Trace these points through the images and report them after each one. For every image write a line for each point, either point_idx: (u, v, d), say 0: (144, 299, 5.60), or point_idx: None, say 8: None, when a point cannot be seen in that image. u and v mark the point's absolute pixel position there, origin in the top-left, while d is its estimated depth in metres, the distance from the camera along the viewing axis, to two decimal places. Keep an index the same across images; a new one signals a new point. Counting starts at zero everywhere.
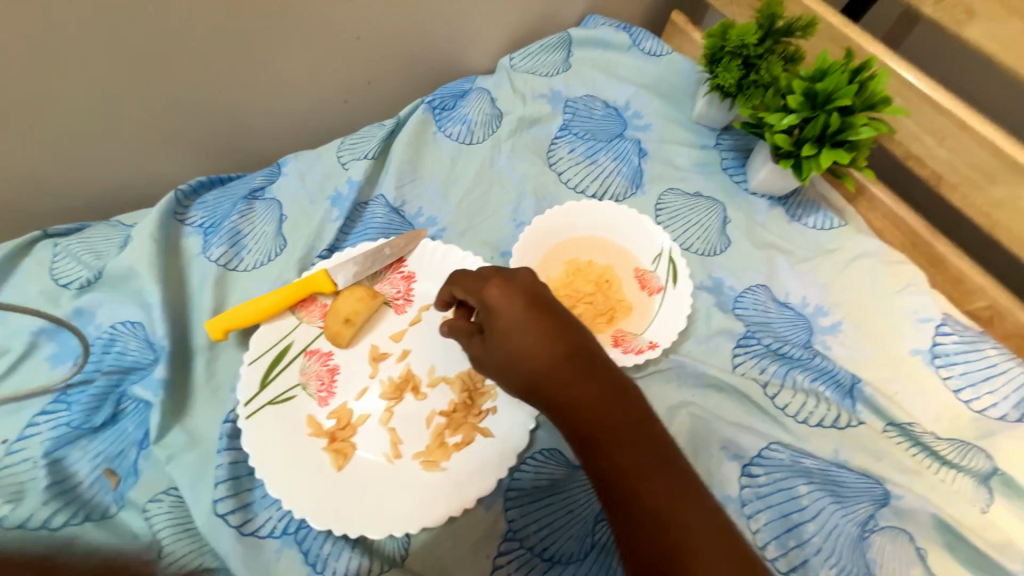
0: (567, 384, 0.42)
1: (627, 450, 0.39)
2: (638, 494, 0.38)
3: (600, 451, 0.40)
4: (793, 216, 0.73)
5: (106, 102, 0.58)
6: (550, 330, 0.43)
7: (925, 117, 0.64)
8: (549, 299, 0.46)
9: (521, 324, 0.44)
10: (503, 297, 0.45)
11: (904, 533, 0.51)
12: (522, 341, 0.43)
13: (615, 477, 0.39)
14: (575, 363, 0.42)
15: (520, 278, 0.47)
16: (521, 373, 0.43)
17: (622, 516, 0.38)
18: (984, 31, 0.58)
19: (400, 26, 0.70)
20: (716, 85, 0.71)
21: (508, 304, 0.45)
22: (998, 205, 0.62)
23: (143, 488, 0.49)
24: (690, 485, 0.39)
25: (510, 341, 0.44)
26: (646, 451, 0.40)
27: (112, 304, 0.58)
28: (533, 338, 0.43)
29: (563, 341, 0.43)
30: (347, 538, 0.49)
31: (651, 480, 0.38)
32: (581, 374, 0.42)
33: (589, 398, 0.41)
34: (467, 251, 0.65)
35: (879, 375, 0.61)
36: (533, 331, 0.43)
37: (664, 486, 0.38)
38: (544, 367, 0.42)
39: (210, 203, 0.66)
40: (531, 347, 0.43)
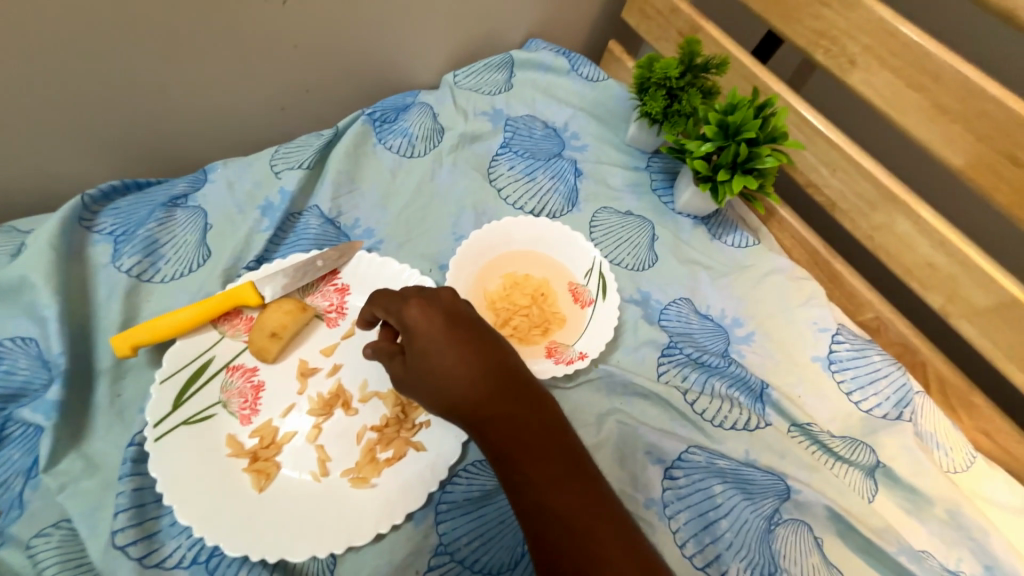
0: (485, 402, 0.43)
1: (540, 465, 0.41)
2: (550, 506, 0.40)
3: (516, 467, 0.41)
4: (712, 235, 0.79)
5: (1, 95, 0.53)
6: (469, 349, 0.44)
7: (820, 150, 0.73)
8: (468, 318, 0.47)
9: (439, 344, 0.44)
10: (422, 317, 0.46)
11: (803, 524, 0.56)
12: (441, 361, 0.44)
13: (529, 492, 0.40)
14: (492, 382, 0.43)
15: (440, 298, 0.48)
16: (439, 393, 0.44)
17: (535, 528, 0.40)
18: (862, 79, 0.67)
19: (339, 37, 0.70)
20: (644, 112, 0.77)
21: (427, 324, 0.45)
22: (879, 229, 0.71)
23: (28, 522, 0.44)
24: (600, 493, 0.41)
25: (429, 361, 0.44)
26: (559, 465, 0.41)
27: (0, 318, 0.52)
28: (451, 358, 0.44)
29: (481, 360, 0.44)
30: (266, 563, 0.46)
31: (563, 492, 0.40)
32: (498, 392, 0.43)
33: (506, 415, 0.43)
34: (404, 263, 0.65)
35: (785, 380, 0.68)
36: (451, 351, 0.44)
37: (575, 497, 0.40)
38: (462, 387, 0.43)
39: (124, 209, 0.62)
40: (449, 367, 0.43)
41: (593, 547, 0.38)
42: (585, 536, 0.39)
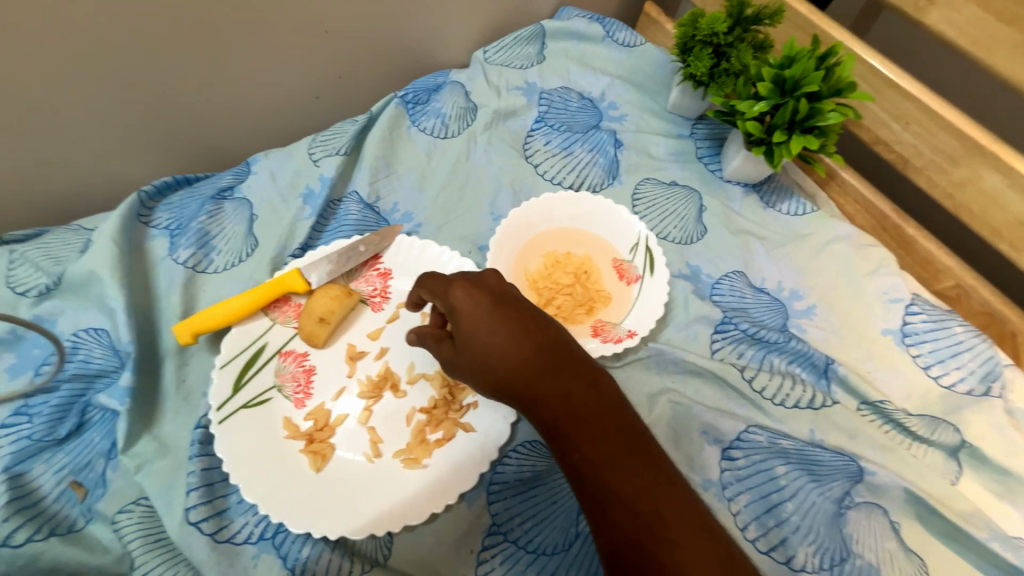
0: (536, 380, 0.42)
1: (598, 444, 0.40)
2: (611, 487, 0.38)
3: (572, 447, 0.40)
4: (766, 203, 0.74)
5: (59, 100, 0.56)
6: (516, 327, 0.43)
7: (890, 102, 0.66)
8: (513, 296, 0.46)
9: (486, 323, 0.43)
10: (467, 298, 0.45)
11: (878, 508, 0.53)
12: (488, 341, 0.43)
13: (587, 472, 0.39)
14: (542, 359, 0.42)
15: (484, 279, 0.47)
16: (488, 372, 0.43)
17: (595, 507, 0.38)
18: (944, 17, 0.59)
19: (370, 19, 0.69)
20: (688, 74, 0.72)
21: (471, 305, 0.44)
22: (961, 186, 0.64)
23: (112, 499, 0.48)
24: (663, 472, 0.39)
25: (476, 342, 0.43)
26: (618, 442, 0.40)
27: (75, 311, 0.56)
28: (498, 337, 0.43)
29: (530, 337, 0.43)
30: (327, 540, 0.48)
31: (622, 471, 0.39)
32: (549, 370, 0.42)
33: (559, 394, 0.41)
34: (444, 247, 0.64)
35: (854, 355, 0.63)
36: (498, 330, 0.43)
37: (637, 475, 0.39)
38: (511, 366, 0.42)
39: (176, 203, 0.64)
40: (497, 346, 0.43)
41: (659, 524, 0.37)
42: (650, 514, 0.37)
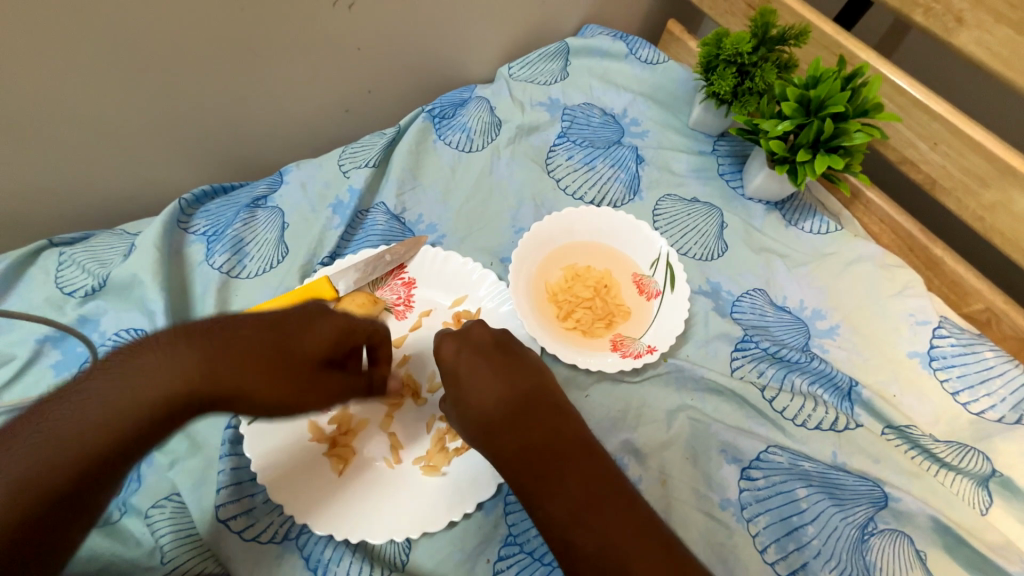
0: (497, 431, 0.44)
1: (559, 494, 0.40)
2: (572, 542, 0.38)
3: (534, 501, 0.41)
4: (789, 221, 0.74)
5: (111, 111, 0.59)
6: (487, 379, 0.47)
7: (918, 122, 0.65)
8: (491, 349, 0.50)
9: (462, 374, 0.48)
10: (450, 350, 0.50)
11: (903, 536, 0.51)
12: (464, 389, 0.47)
13: (550, 528, 0.39)
14: (508, 409, 0.45)
15: (469, 332, 0.52)
16: (465, 420, 0.47)
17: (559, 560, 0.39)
18: (973, 38, 0.59)
19: (400, 37, 0.71)
20: (711, 93, 0.72)
21: (447, 359, 0.50)
22: (992, 208, 0.63)
23: (147, 494, 0.49)
24: (631, 520, 0.38)
25: (452, 393, 0.49)
26: (578, 491, 0.40)
27: (117, 312, 0.59)
28: (466, 389, 0.47)
29: (493, 389, 0.46)
30: (348, 543, 0.49)
31: (583, 526, 0.38)
32: (509, 421, 0.44)
33: (517, 445, 0.43)
34: (467, 258, 0.66)
35: (878, 378, 0.62)
36: (467, 381, 0.48)
37: (602, 530, 0.38)
38: (481, 415, 0.46)
39: (214, 211, 0.67)
40: (470, 396, 0.47)
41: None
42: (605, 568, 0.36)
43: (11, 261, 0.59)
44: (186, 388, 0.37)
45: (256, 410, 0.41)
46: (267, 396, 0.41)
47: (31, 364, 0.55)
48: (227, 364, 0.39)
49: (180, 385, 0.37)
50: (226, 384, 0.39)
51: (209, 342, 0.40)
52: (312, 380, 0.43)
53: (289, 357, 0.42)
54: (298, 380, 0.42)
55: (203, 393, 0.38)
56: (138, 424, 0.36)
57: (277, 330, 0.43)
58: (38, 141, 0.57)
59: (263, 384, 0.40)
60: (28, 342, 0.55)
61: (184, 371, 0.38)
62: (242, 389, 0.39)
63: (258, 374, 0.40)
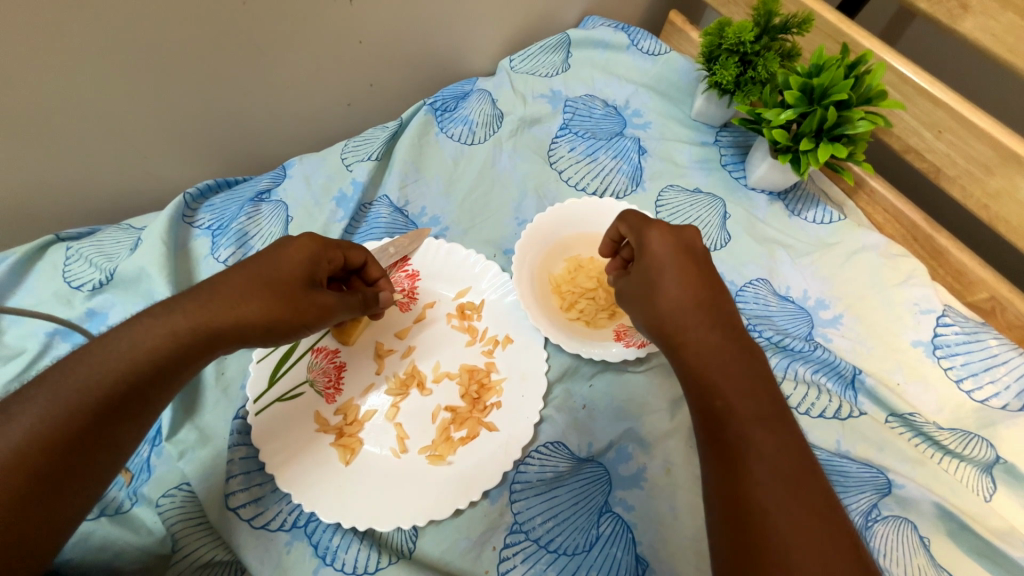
0: (692, 327, 0.47)
1: (743, 400, 0.42)
2: (746, 437, 0.41)
3: (715, 390, 0.43)
4: (792, 211, 0.74)
5: (114, 106, 0.59)
6: (693, 278, 0.49)
7: (922, 110, 0.65)
8: (694, 256, 0.51)
9: (664, 274, 0.50)
10: (663, 242, 0.51)
11: (907, 522, 0.52)
12: (661, 284, 0.49)
13: (727, 417, 0.42)
14: (708, 312, 0.47)
15: (684, 233, 0.52)
16: (656, 305, 0.49)
17: (718, 446, 0.41)
18: (979, 25, 0.58)
19: (402, 30, 0.71)
20: (714, 82, 0.72)
21: (663, 247, 0.51)
22: (996, 196, 0.63)
23: (156, 484, 0.50)
24: (802, 450, 0.40)
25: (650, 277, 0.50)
26: (766, 406, 0.42)
27: (124, 305, 0.59)
28: (671, 280, 0.49)
29: (698, 292, 0.49)
30: (356, 531, 0.50)
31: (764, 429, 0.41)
32: (705, 321, 0.47)
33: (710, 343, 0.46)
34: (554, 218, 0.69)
35: (882, 367, 0.62)
36: (673, 274, 0.49)
37: (777, 444, 0.40)
38: (679, 308, 0.48)
39: (218, 205, 0.68)
40: (662, 297, 0.49)
41: (771, 507, 0.37)
42: (768, 483, 0.38)
43: (19, 256, 0.60)
44: (188, 319, 0.42)
45: (260, 333, 0.45)
46: (269, 318, 0.45)
47: (39, 356, 0.55)
48: (224, 295, 0.44)
49: (182, 317, 0.42)
50: (227, 309, 0.43)
51: (213, 282, 0.45)
52: (304, 301, 0.47)
53: (278, 278, 0.46)
54: (295, 305, 0.46)
55: (205, 323, 0.43)
56: (149, 350, 0.41)
57: (262, 257, 0.47)
58: (43, 136, 0.57)
59: (261, 306, 0.45)
60: (37, 335, 0.56)
61: (185, 307, 0.43)
62: (243, 312, 0.44)
63: (253, 295, 0.44)
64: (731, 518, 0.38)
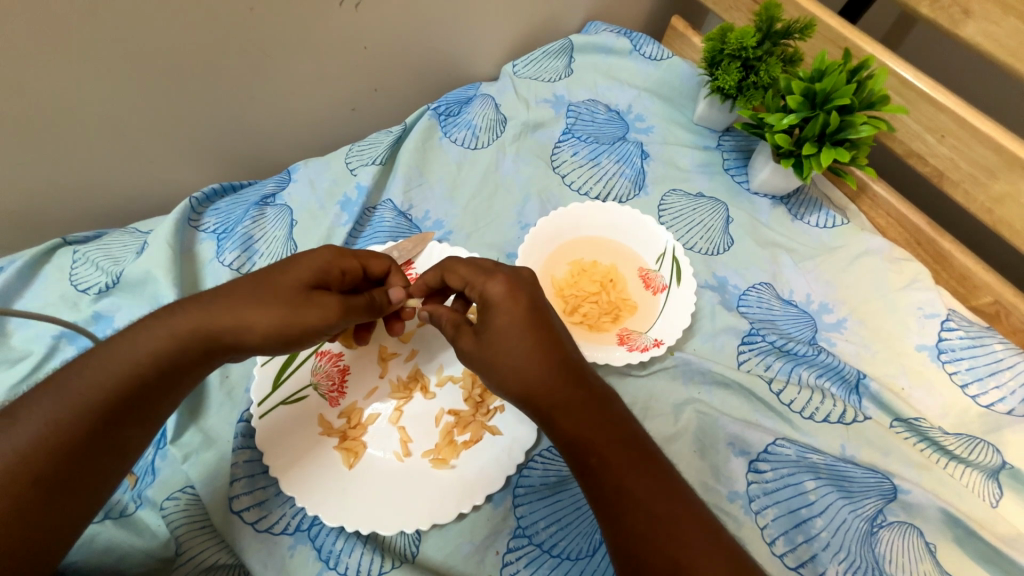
0: (553, 389, 0.42)
1: (616, 454, 0.40)
2: (626, 490, 0.39)
3: (587, 452, 0.41)
4: (795, 215, 0.74)
5: (121, 111, 0.60)
6: (544, 332, 0.44)
7: (925, 115, 0.65)
8: (541, 301, 0.46)
9: (514, 334, 0.44)
10: (509, 296, 0.45)
11: (913, 528, 0.51)
12: (513, 350, 0.43)
13: (605, 477, 0.39)
14: (561, 369, 0.43)
15: (522, 275, 0.47)
16: (516, 375, 0.43)
17: (607, 514, 0.39)
18: (980, 30, 0.59)
19: (405, 36, 0.72)
20: (716, 87, 0.72)
21: (509, 303, 0.45)
22: (1000, 200, 0.63)
23: (160, 487, 0.50)
24: (672, 480, 0.40)
25: (505, 341, 0.44)
26: (636, 449, 0.41)
27: (130, 308, 0.59)
28: (522, 342, 0.43)
29: (550, 347, 0.43)
30: (359, 535, 0.50)
31: (637, 476, 0.39)
32: (563, 379, 0.42)
33: (573, 402, 0.42)
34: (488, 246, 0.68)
35: (886, 371, 0.62)
36: (524, 334, 0.43)
37: (653, 485, 0.39)
38: (536, 374, 0.43)
39: (223, 209, 0.68)
40: (521, 359, 0.43)
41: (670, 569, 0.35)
42: (656, 538, 0.37)
43: (26, 259, 0.60)
44: (189, 323, 0.42)
45: (261, 337, 0.44)
46: (267, 322, 0.44)
47: (46, 359, 0.55)
48: (226, 299, 0.44)
49: (182, 322, 0.42)
50: (228, 313, 0.43)
51: (216, 288, 0.45)
52: (304, 305, 0.46)
53: (278, 282, 0.45)
54: (297, 308, 0.45)
55: (207, 327, 0.43)
56: (151, 354, 0.41)
57: (271, 267, 0.47)
58: (52, 140, 0.58)
59: (263, 310, 0.44)
60: (44, 339, 0.56)
61: (187, 309, 0.43)
62: (244, 315, 0.43)
63: (252, 298, 0.44)
64: None
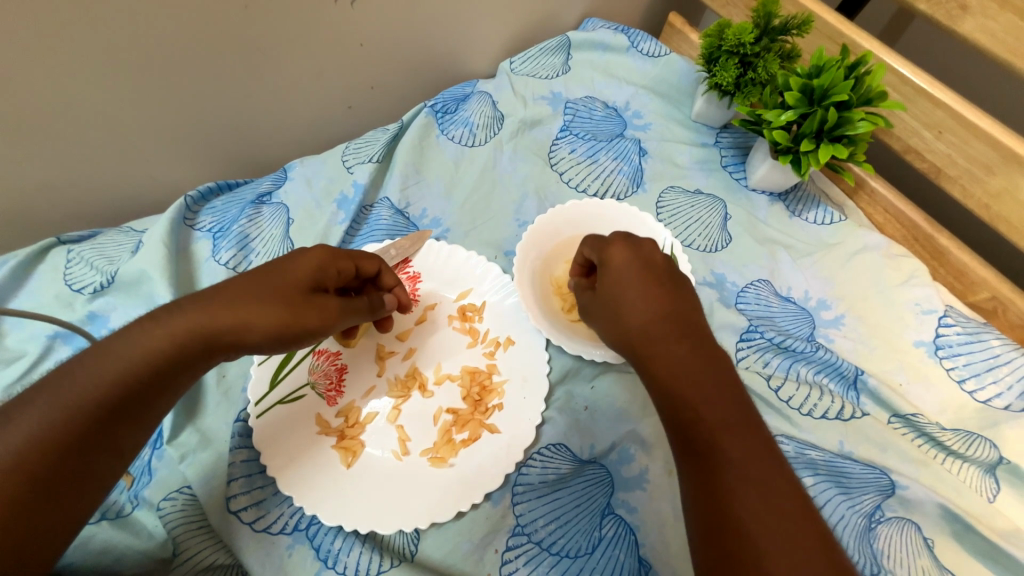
0: (659, 340, 0.47)
1: (713, 409, 0.41)
2: (716, 442, 0.40)
3: (684, 402, 0.43)
4: (793, 212, 0.74)
5: (115, 109, 0.59)
6: (656, 290, 0.49)
7: (923, 111, 0.65)
8: (664, 268, 0.51)
9: (629, 289, 0.50)
10: (625, 259, 0.51)
11: (911, 524, 0.51)
12: (626, 297, 0.49)
13: (698, 427, 0.41)
14: (669, 324, 0.47)
15: (643, 246, 0.53)
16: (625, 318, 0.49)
17: (695, 461, 0.40)
18: (978, 25, 0.58)
19: (402, 32, 0.71)
20: (714, 84, 0.72)
21: (624, 264, 0.51)
22: (997, 196, 0.63)
23: (157, 487, 0.50)
24: (771, 449, 0.40)
25: (618, 294, 0.50)
26: (735, 413, 0.41)
27: (125, 307, 0.59)
28: (635, 295, 0.49)
29: (660, 305, 0.48)
30: (358, 534, 0.49)
31: (729, 432, 0.40)
32: (673, 334, 0.46)
33: (677, 356, 0.45)
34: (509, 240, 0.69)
35: (884, 367, 0.62)
36: (637, 290, 0.49)
37: (746, 446, 0.39)
38: (645, 323, 0.48)
39: (219, 208, 0.68)
40: (632, 308, 0.49)
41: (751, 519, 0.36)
42: (739, 487, 0.38)
43: (20, 259, 0.60)
44: (187, 324, 0.42)
45: (262, 337, 0.45)
46: (267, 323, 0.44)
47: (40, 359, 0.55)
48: (224, 299, 0.44)
49: (180, 322, 0.42)
50: (227, 313, 0.43)
51: (215, 287, 0.45)
52: (304, 307, 0.46)
53: (279, 285, 0.46)
54: (295, 310, 0.46)
55: (203, 327, 0.42)
56: (153, 353, 0.41)
57: (268, 267, 0.47)
58: (45, 139, 0.58)
59: (263, 311, 0.44)
60: (38, 339, 0.56)
61: (184, 309, 0.42)
62: (243, 316, 0.44)
63: (254, 299, 0.44)
64: (709, 536, 0.37)
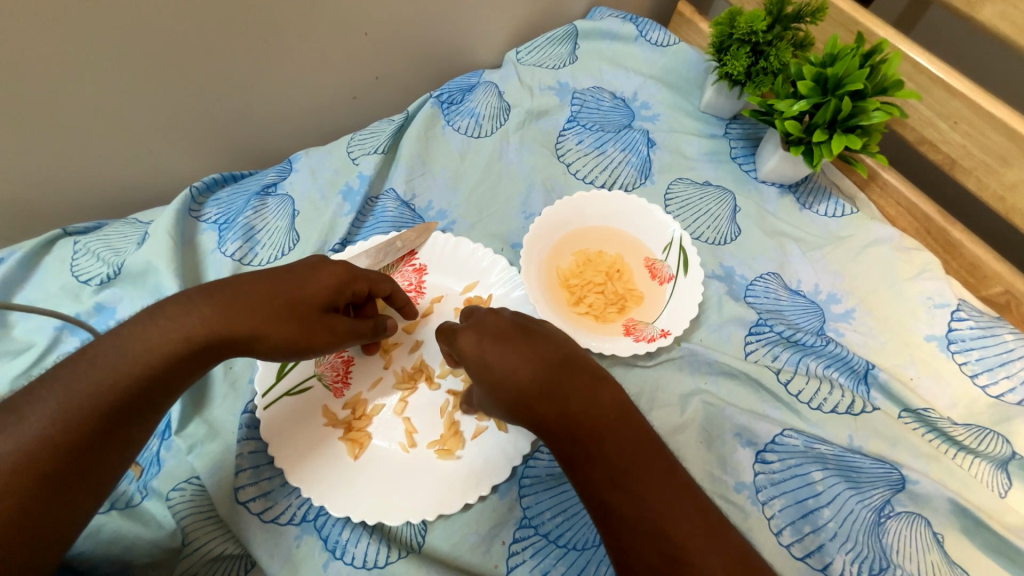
0: (539, 411, 0.41)
1: (609, 467, 0.38)
2: (623, 506, 0.37)
3: (582, 468, 0.39)
4: (804, 204, 0.73)
5: (120, 100, 0.59)
6: (516, 357, 0.43)
7: (938, 101, 0.64)
8: (514, 326, 0.46)
9: (490, 365, 0.44)
10: (470, 337, 0.45)
11: (921, 519, 0.51)
12: (492, 375, 0.43)
13: (600, 494, 0.38)
14: (540, 394, 0.41)
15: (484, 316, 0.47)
16: (500, 392, 0.43)
17: (610, 529, 0.38)
18: (998, 12, 0.57)
19: (407, 22, 0.70)
20: (725, 73, 0.71)
21: (474, 343, 0.45)
22: (1014, 187, 0.62)
23: (165, 478, 0.50)
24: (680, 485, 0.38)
25: (483, 374, 0.44)
26: (633, 459, 0.38)
27: (132, 299, 0.59)
28: (501, 372, 0.43)
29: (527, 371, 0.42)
30: (365, 525, 0.49)
31: (630, 489, 0.37)
32: (549, 397, 0.41)
33: (561, 421, 0.40)
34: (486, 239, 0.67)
35: (895, 361, 0.61)
36: (499, 366, 0.43)
37: (650, 497, 0.37)
38: (521, 400, 0.42)
39: (224, 200, 0.68)
40: (503, 386, 0.43)
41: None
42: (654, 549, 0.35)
43: (27, 250, 0.60)
44: (205, 329, 0.42)
45: (273, 347, 0.45)
46: (283, 335, 0.45)
47: (48, 351, 0.55)
48: (240, 303, 0.44)
49: (198, 323, 0.42)
50: (243, 320, 0.43)
51: (232, 285, 0.45)
52: (318, 327, 0.47)
53: (300, 300, 0.46)
54: (308, 326, 0.46)
55: (222, 330, 0.43)
56: (161, 358, 0.40)
57: (294, 271, 0.47)
58: (49, 130, 0.57)
59: (278, 323, 0.45)
60: (46, 330, 0.56)
61: (202, 309, 0.42)
62: (260, 326, 0.44)
63: (272, 309, 0.44)
64: None
